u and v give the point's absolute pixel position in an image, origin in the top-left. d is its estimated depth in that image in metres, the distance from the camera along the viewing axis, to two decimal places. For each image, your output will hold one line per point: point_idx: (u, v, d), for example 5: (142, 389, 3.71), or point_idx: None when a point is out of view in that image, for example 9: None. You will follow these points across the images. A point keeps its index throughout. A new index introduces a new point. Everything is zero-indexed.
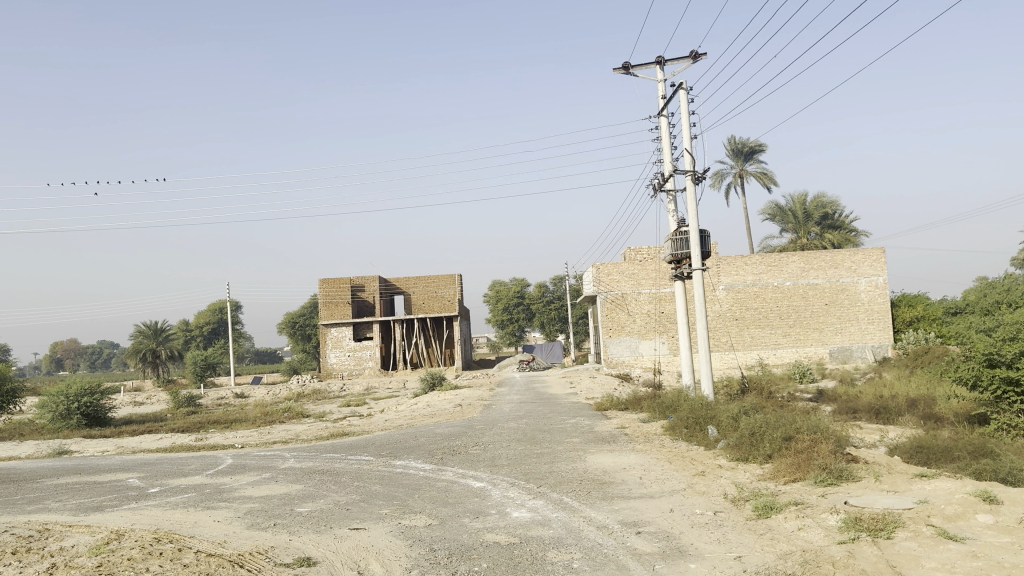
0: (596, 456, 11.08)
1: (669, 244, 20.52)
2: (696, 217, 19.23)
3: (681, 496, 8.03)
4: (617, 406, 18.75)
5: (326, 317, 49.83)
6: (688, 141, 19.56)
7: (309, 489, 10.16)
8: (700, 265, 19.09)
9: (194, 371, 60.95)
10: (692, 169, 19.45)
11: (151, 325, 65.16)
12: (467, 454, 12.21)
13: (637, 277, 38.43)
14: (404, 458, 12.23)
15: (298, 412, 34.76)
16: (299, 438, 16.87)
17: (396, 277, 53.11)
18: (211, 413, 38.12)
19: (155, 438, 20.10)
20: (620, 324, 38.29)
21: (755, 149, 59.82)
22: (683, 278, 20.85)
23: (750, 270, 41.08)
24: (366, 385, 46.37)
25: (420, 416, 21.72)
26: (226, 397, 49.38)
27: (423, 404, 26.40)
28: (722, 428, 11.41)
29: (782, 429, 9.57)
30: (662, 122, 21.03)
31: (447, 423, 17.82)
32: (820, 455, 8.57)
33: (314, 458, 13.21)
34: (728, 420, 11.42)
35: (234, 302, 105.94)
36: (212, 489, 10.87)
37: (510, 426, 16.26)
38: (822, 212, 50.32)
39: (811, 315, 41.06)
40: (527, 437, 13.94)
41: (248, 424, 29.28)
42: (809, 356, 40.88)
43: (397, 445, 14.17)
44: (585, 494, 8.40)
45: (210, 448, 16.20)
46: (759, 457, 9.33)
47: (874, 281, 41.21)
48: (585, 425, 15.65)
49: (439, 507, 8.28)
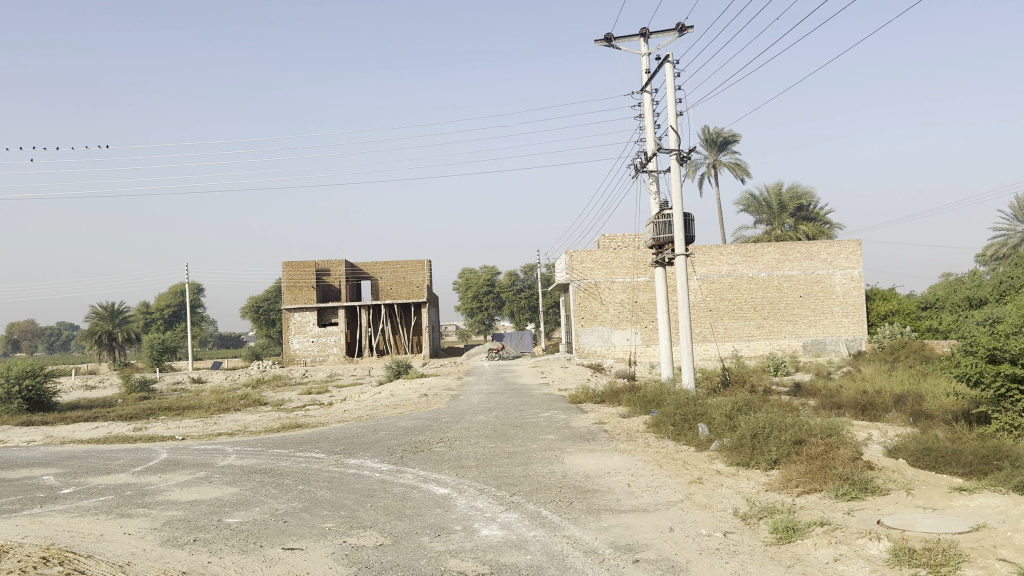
0: (576, 457, 9.83)
1: (650, 228, 19.30)
2: (679, 200, 18.02)
3: (680, 512, 6.80)
4: (593, 400, 17.56)
5: (290, 301, 48.09)
6: (673, 119, 18.35)
7: (244, 495, 8.74)
8: (684, 250, 17.87)
9: (150, 355, 58.82)
10: (677, 148, 18.24)
11: (108, 306, 62.89)
12: (431, 451, 10.91)
13: (610, 265, 37.33)
14: (360, 456, 10.88)
15: (255, 399, 33.19)
16: (246, 431, 15.39)
17: (363, 261, 51.50)
18: (164, 400, 36.38)
19: (93, 426, 18.54)
20: (592, 314, 37.16)
21: (728, 139, 58.92)
22: (664, 264, 19.63)
23: (725, 260, 40.22)
24: (330, 372, 44.83)
25: (382, 406, 20.31)
26: (183, 382, 47.50)
27: (386, 393, 25.04)
28: (715, 428, 10.25)
29: (790, 431, 8.41)
30: (645, 98, 19.85)
31: (410, 415, 16.48)
32: (839, 464, 7.41)
33: (259, 454, 11.79)
34: (722, 419, 10.26)
35: (195, 284, 103.15)
36: (134, 490, 9.43)
37: (478, 420, 14.98)
38: (797, 204, 49.61)
39: (785, 308, 40.31)
40: (497, 433, 12.61)
41: (202, 412, 27.69)
42: (783, 348, 40.18)
43: (354, 440, 12.80)
44: (567, 506, 7.14)
45: (146, 440, 14.68)
46: (763, 463, 8.18)
47: (849, 274, 40.49)
48: (559, 419, 14.44)
49: (394, 521, 6.99)
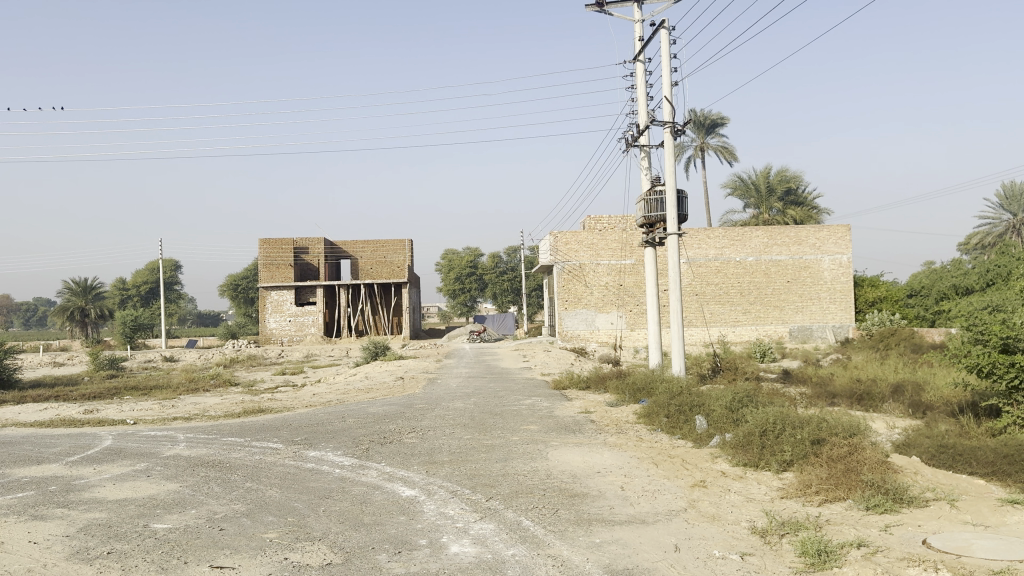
0: (561, 452, 8.83)
1: (641, 206, 18.22)
2: (673, 176, 16.94)
3: (686, 525, 5.78)
4: (577, 386, 16.56)
5: (267, 279, 46.71)
6: (667, 89, 17.28)
7: (182, 494, 7.64)
8: (676, 229, 16.82)
9: (122, 333, 57.17)
10: (671, 121, 17.15)
11: (80, 281, 61.15)
12: (400, 443, 9.85)
13: (595, 247, 36.30)
14: (321, 448, 9.80)
15: (227, 380, 31.96)
16: (204, 416, 14.22)
17: (343, 240, 50.17)
18: (132, 379, 35.02)
19: (42, 406, 17.28)
20: (576, 296, 36.18)
21: (716, 122, 57.94)
22: (655, 244, 18.56)
23: (712, 244, 39.34)
24: (306, 352, 43.61)
25: (354, 389, 19.22)
26: (154, 361, 46.03)
27: (361, 376, 23.90)
28: (715, 422, 9.27)
29: (805, 429, 7.46)
30: (638, 68, 18.77)
31: (382, 401, 15.38)
32: (868, 469, 6.45)
33: (211, 444, 10.68)
34: (723, 412, 9.29)
35: (172, 261, 101.20)
36: (59, 485, 8.27)
37: (455, 407, 13.95)
38: (785, 188, 48.76)
39: (772, 293, 39.50)
40: (475, 423, 11.60)
41: (169, 393, 26.49)
42: (769, 334, 39.43)
43: (318, 428, 11.72)
44: (552, 515, 6.11)
45: (93, 424, 13.48)
46: (774, 465, 7.23)
47: (838, 259, 39.75)
48: (542, 407, 13.44)
49: (348, 531, 5.94)
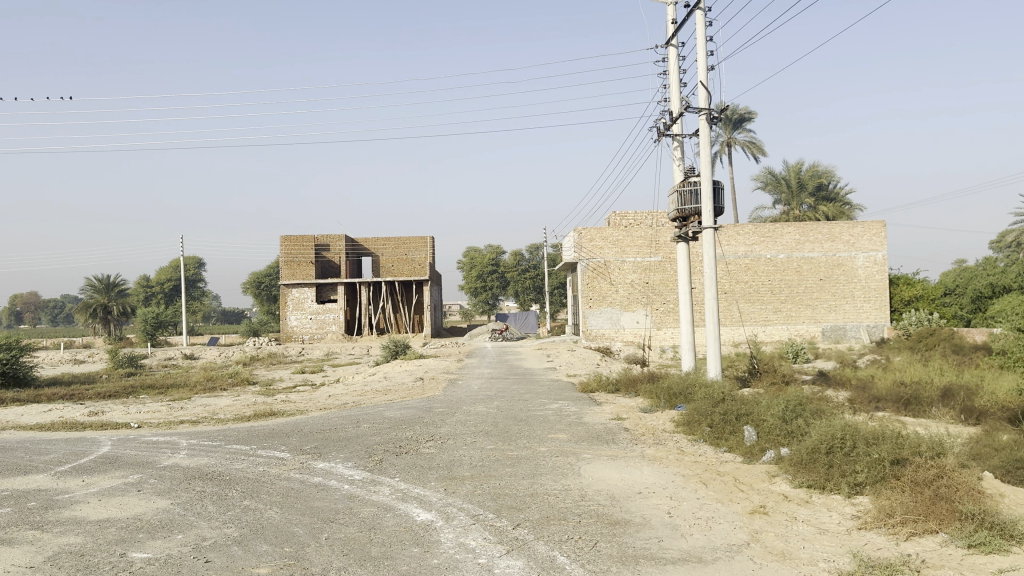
0: (595, 467, 7.90)
1: (674, 199, 17.14)
2: (709, 166, 15.91)
3: (753, 565, 4.83)
4: (606, 389, 15.63)
5: (288, 277, 46.15)
6: (703, 73, 16.31)
7: (171, 514, 6.80)
8: (713, 223, 15.79)
9: (144, 330, 56.93)
10: (707, 107, 16.15)
11: (103, 278, 61.07)
12: (417, 454, 8.98)
13: (621, 244, 35.29)
14: (330, 458, 8.96)
15: (245, 378, 31.37)
16: (212, 420, 13.44)
17: (364, 237, 49.53)
18: (150, 377, 34.52)
19: (48, 407, 16.62)
20: (601, 294, 35.20)
21: (744, 117, 56.66)
22: (688, 239, 17.51)
23: (742, 240, 38.12)
24: (327, 350, 42.96)
25: (373, 391, 18.38)
26: (175, 358, 45.65)
27: (379, 376, 23.10)
28: (769, 436, 8.32)
29: (880, 446, 6.50)
30: (670, 53, 17.83)
31: (400, 404, 14.54)
32: (964, 497, 5.47)
33: (214, 452, 9.87)
34: (778, 425, 8.34)
35: (196, 258, 101.17)
36: (40, 500, 7.47)
37: (478, 411, 13.10)
38: (816, 183, 47.33)
39: (804, 291, 38.24)
40: (499, 430, 10.71)
41: (186, 392, 25.91)
42: (801, 334, 38.18)
43: (331, 435, 10.88)
44: (591, 550, 5.18)
45: (95, 428, 12.76)
46: (846, 489, 6.30)
47: (872, 257, 38.43)
48: (570, 412, 12.53)
49: (352, 567, 5.06)
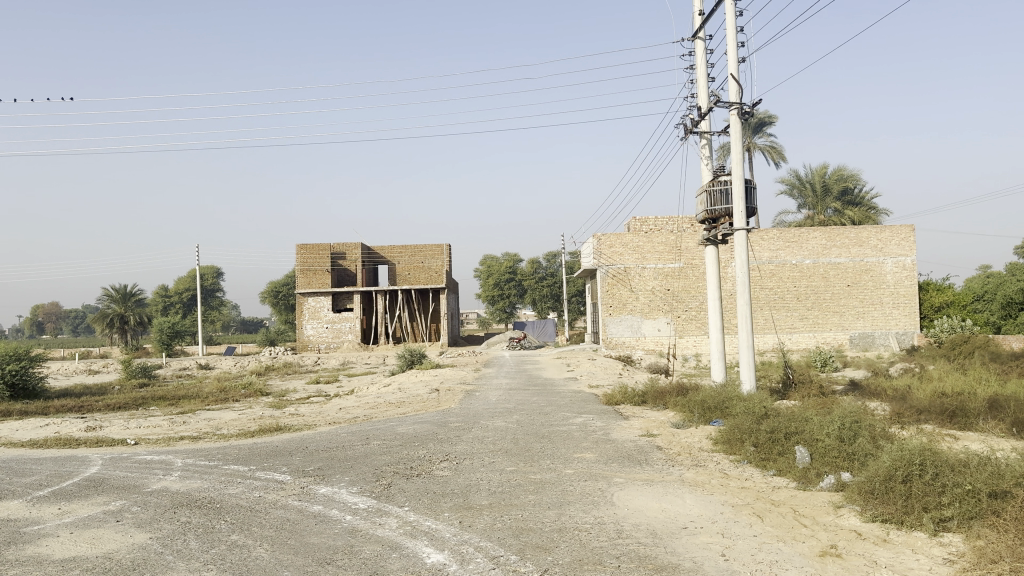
0: (629, 494, 6.99)
1: (702, 199, 16.14)
2: (741, 164, 14.96)
3: None
4: (632, 401, 14.67)
5: (303, 285, 45.50)
6: (733, 66, 15.44)
7: (146, 551, 5.94)
8: (744, 224, 14.83)
9: (160, 340, 56.54)
10: (738, 101, 15.23)
11: (120, 288, 60.80)
12: (430, 477, 8.09)
13: (641, 250, 34.30)
14: (333, 483, 8.07)
15: (257, 389, 30.65)
16: (215, 436, 12.62)
17: (380, 245, 48.86)
18: (161, 388, 33.89)
19: (47, 420, 15.90)
20: (621, 302, 34.25)
21: (765, 121, 55.47)
22: (717, 242, 16.52)
23: (767, 245, 36.97)
24: (342, 359, 42.25)
25: (386, 403, 17.49)
26: (189, 368, 45.03)
27: (393, 387, 22.24)
28: (827, 464, 7.41)
29: (969, 474, 5.59)
30: (698, 46, 16.96)
31: (414, 418, 13.65)
32: None
33: (209, 474, 9.02)
34: (836, 452, 7.44)
35: (213, 267, 100.71)
36: (5, 534, 6.64)
37: (497, 427, 12.20)
38: (842, 187, 46.17)
39: (831, 298, 37.04)
40: (519, 448, 9.81)
41: (197, 403, 25.19)
42: (828, 341, 36.98)
43: (338, 453, 10.02)
44: None
45: (89, 446, 11.95)
46: (931, 527, 5.37)
47: (901, 262, 37.24)
48: (596, 428, 11.62)
49: None
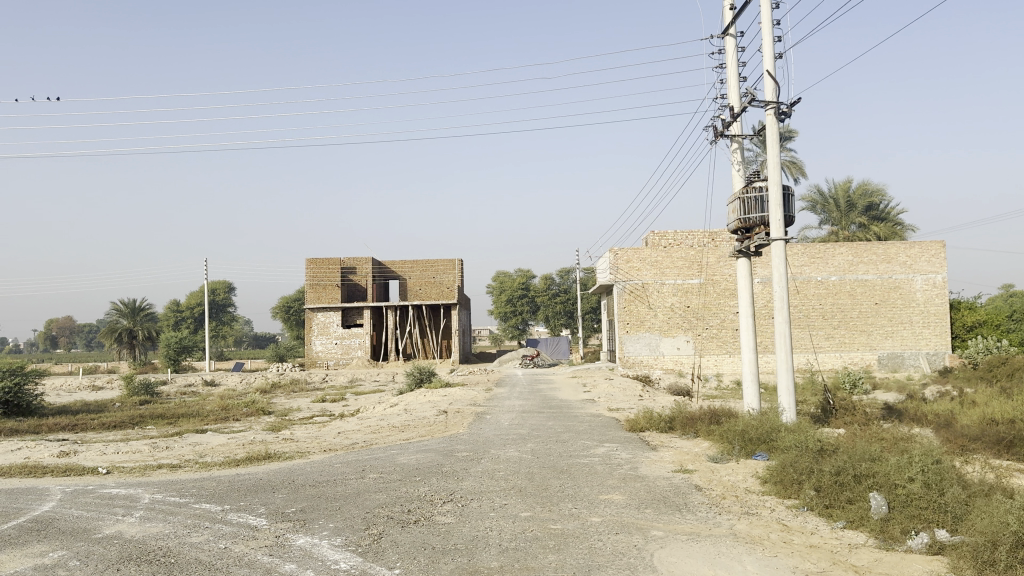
0: (674, 555, 5.66)
1: (735, 207, 14.81)
2: (779, 169, 13.64)
3: None
4: (658, 428, 13.30)
5: (312, 300, 44.38)
6: (770, 63, 14.19)
7: None
8: (782, 234, 13.50)
9: (167, 355, 55.46)
10: (775, 100, 13.93)
11: (129, 302, 59.94)
12: (431, 526, 6.75)
13: (660, 266, 32.96)
14: (313, 532, 6.75)
15: (260, 408, 29.35)
16: (197, 465, 11.34)
17: (390, 260, 47.69)
18: (162, 405, 32.66)
19: (22, 443, 14.67)
20: (638, 319, 32.86)
21: (784, 137, 54.03)
22: (750, 254, 15.15)
23: (791, 261, 35.50)
24: (350, 376, 40.99)
25: (390, 426, 16.15)
26: (195, 385, 43.87)
27: (399, 407, 20.91)
28: (914, 524, 6.04)
29: None
30: (728, 43, 15.72)
31: (419, 446, 12.34)
32: None
33: (173, 517, 7.71)
34: (926, 509, 6.07)
35: (226, 282, 99.78)
36: None
37: (512, 458, 10.87)
38: (867, 202, 44.71)
39: (858, 316, 35.49)
40: (536, 487, 8.50)
41: (194, 423, 23.94)
42: (855, 362, 35.41)
43: (327, 490, 8.69)
44: None
45: (56, 475, 10.68)
46: None
47: (931, 279, 35.66)
48: (621, 461, 10.29)
49: None
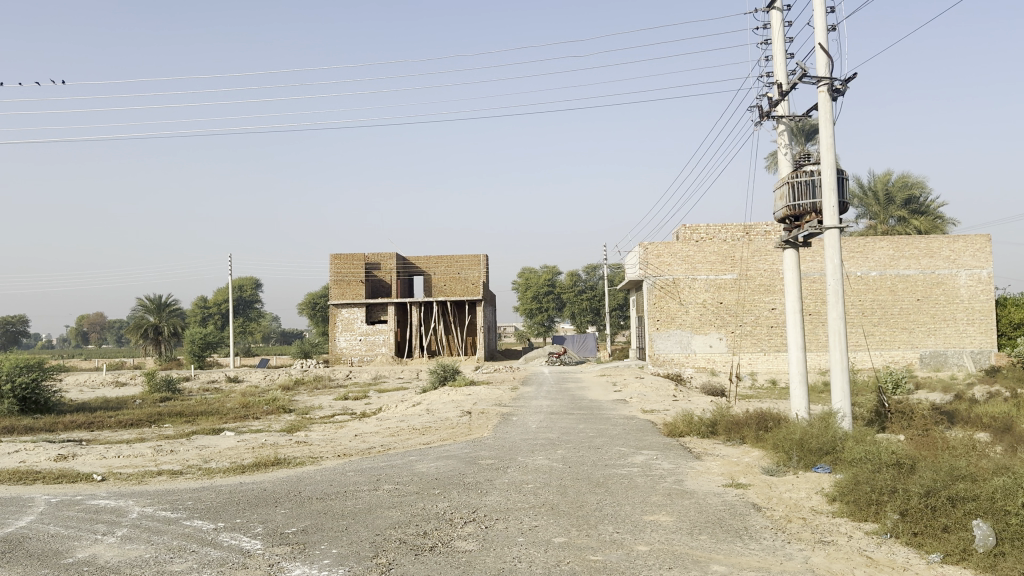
0: None
1: (781, 194, 13.70)
2: (833, 151, 12.49)
3: None
4: (699, 433, 12.24)
5: (336, 296, 43.65)
6: (821, 37, 13.03)
7: None
8: (836, 222, 12.34)
9: (191, 352, 55.06)
10: (828, 75, 12.77)
11: (155, 298, 59.62)
12: (450, 555, 5.75)
13: (692, 260, 31.69)
14: (311, 561, 5.78)
15: (279, 406, 28.58)
16: (200, 472, 10.45)
17: (415, 255, 46.81)
18: (182, 403, 32.04)
19: (27, 444, 13.92)
20: (669, 316, 31.71)
21: None
22: (798, 245, 13.99)
23: None
24: (374, 374, 40.20)
25: (411, 428, 15.20)
26: (217, 382, 43.35)
27: (421, 407, 19.98)
28: None
29: None
30: (774, 17, 14.55)
31: (440, 451, 11.38)
32: None
33: (157, 537, 6.78)
34: None
35: (253, 278, 99.54)
36: None
37: (542, 467, 9.86)
38: (906, 195, 43.02)
39: (899, 313, 34.00)
40: (570, 504, 7.47)
41: (211, 422, 23.16)
42: (895, 360, 33.91)
43: (332, 506, 7.70)
44: None
45: (47, 483, 9.84)
46: None
47: (977, 275, 34.01)
48: (663, 472, 9.24)
49: None
